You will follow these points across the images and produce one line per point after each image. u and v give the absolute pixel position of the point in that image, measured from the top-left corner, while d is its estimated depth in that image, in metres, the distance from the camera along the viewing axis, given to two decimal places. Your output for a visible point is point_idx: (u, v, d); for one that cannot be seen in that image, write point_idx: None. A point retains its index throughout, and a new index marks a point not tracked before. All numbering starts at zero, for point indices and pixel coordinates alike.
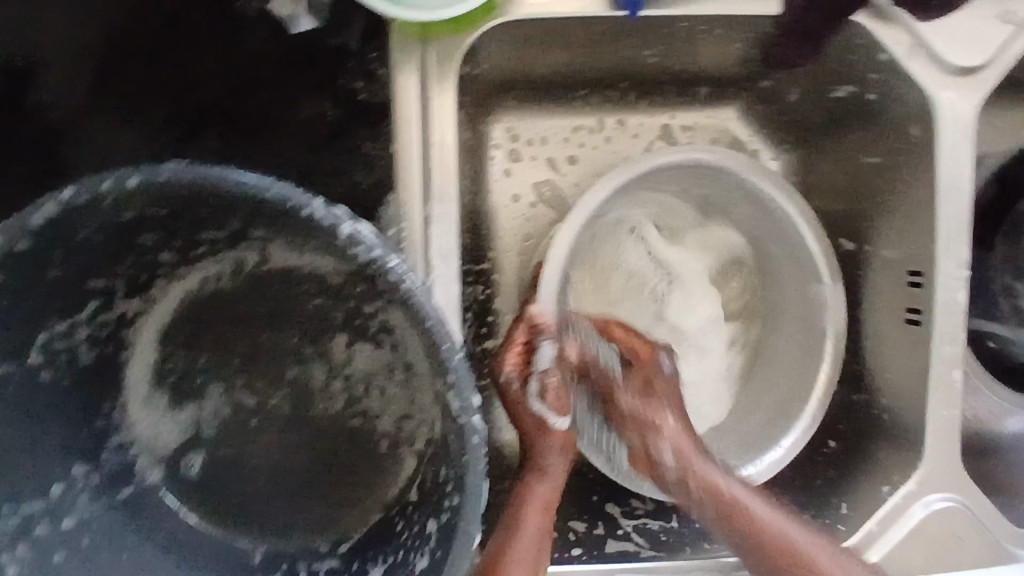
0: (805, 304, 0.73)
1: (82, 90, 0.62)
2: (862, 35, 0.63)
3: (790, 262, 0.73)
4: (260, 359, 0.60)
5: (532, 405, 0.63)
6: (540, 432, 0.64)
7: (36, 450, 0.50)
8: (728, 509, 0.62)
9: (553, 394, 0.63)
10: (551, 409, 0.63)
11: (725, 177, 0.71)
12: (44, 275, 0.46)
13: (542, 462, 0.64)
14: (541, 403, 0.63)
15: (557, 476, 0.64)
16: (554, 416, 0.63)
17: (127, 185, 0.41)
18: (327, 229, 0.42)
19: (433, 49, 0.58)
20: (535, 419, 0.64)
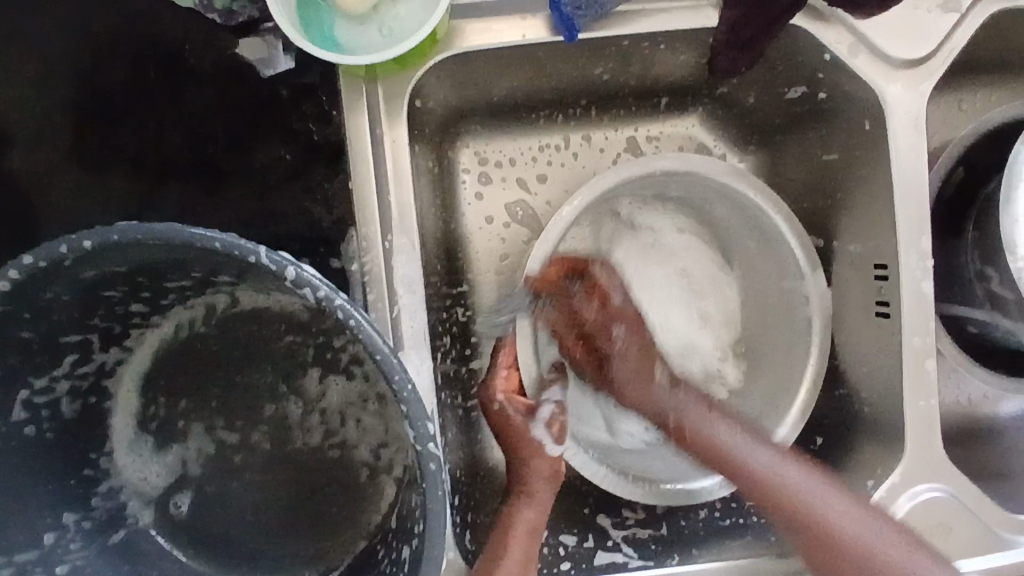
0: (784, 300, 0.73)
1: (56, 151, 0.65)
2: (804, 37, 0.64)
3: (770, 260, 0.73)
4: (237, 400, 0.61)
5: (531, 427, 0.66)
6: (534, 458, 0.65)
7: (24, 501, 0.52)
8: (725, 459, 0.63)
9: (554, 421, 0.67)
10: (550, 434, 0.67)
11: (699, 179, 0.71)
12: (16, 334, 0.48)
13: (530, 488, 0.64)
14: (541, 427, 0.66)
15: (542, 502, 0.63)
16: (551, 444, 0.66)
17: (83, 246, 0.43)
18: (275, 272, 0.43)
19: (380, 86, 0.60)
20: (532, 445, 0.65)
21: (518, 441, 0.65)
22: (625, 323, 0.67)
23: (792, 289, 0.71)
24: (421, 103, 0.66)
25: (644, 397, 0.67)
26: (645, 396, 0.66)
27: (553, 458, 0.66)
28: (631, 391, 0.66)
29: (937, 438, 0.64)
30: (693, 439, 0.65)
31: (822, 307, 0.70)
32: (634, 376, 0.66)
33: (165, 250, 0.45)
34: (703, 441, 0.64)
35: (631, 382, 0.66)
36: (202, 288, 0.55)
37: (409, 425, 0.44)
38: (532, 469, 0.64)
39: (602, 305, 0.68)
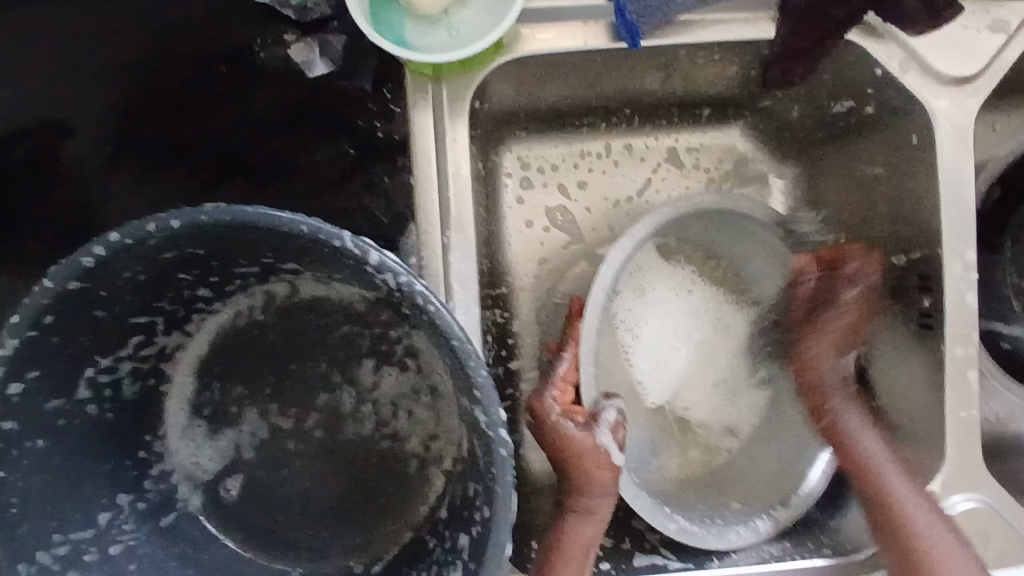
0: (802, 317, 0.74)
1: (116, 140, 0.66)
2: (854, 52, 0.66)
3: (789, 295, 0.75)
4: (291, 388, 0.61)
5: (596, 437, 0.63)
6: (598, 469, 0.63)
7: (83, 481, 0.53)
8: (852, 454, 0.69)
9: (616, 426, 0.65)
10: (615, 439, 0.64)
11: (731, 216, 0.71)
12: (90, 313, 0.49)
13: (590, 502, 0.63)
14: (605, 434, 0.64)
15: (603, 516, 0.64)
16: (616, 450, 0.64)
17: (170, 226, 0.44)
18: (357, 257, 0.44)
19: (444, 87, 0.61)
20: (595, 457, 0.63)
21: (579, 455, 0.63)
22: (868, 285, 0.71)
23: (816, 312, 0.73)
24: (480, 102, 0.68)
25: (825, 354, 0.73)
26: (823, 367, 0.73)
27: (617, 466, 0.64)
28: (810, 349, 0.73)
29: (978, 449, 0.65)
30: (829, 423, 0.71)
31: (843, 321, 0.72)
32: (825, 345, 0.73)
33: (245, 233, 0.46)
34: (841, 430, 0.70)
35: (822, 346, 0.73)
36: (266, 276, 0.56)
37: (481, 410, 0.45)
38: (595, 481, 0.63)
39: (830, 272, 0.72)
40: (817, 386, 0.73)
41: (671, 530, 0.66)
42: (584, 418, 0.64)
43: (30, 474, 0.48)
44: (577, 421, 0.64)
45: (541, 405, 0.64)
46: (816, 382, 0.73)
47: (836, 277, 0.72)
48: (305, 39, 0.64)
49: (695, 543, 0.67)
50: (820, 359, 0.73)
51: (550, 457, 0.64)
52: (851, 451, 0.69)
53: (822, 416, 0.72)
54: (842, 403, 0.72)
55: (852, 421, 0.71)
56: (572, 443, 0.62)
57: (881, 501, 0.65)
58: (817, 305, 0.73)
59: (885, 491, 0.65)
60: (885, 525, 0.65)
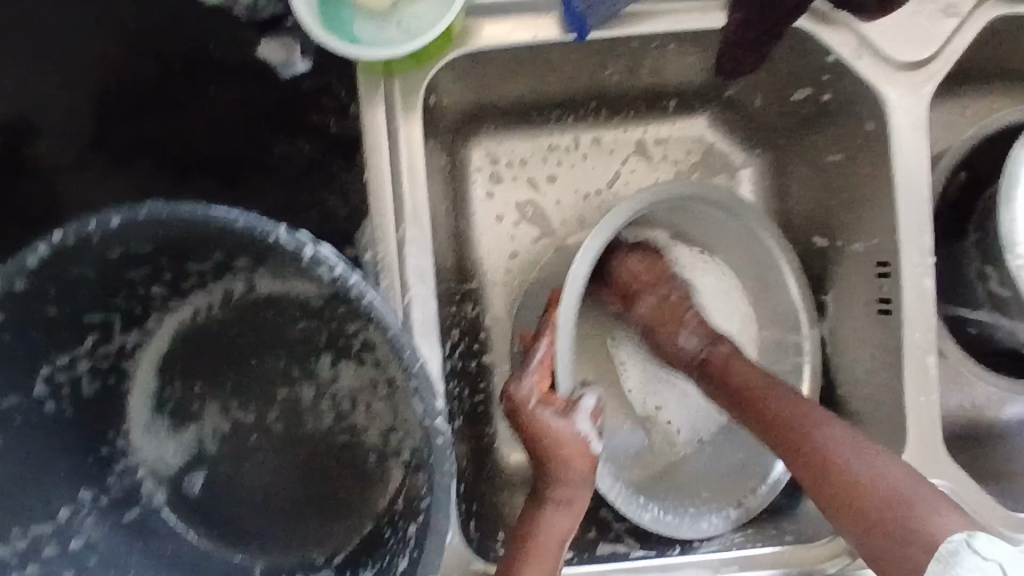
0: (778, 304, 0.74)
1: (81, 144, 0.67)
2: (809, 39, 0.65)
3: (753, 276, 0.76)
4: (253, 383, 0.62)
5: (575, 425, 0.66)
6: (579, 457, 0.65)
7: (42, 476, 0.54)
8: (752, 394, 0.65)
9: (594, 412, 0.67)
10: (594, 425, 0.67)
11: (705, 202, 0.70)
12: (41, 311, 0.50)
13: (570, 492, 0.64)
14: (584, 421, 0.66)
15: (579, 509, 0.64)
16: (595, 439, 0.66)
17: (110, 225, 0.45)
18: (293, 252, 0.45)
19: (396, 82, 0.62)
20: (575, 444, 0.65)
21: (561, 442, 0.65)
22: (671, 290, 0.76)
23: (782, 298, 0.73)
24: (436, 100, 0.68)
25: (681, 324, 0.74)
26: (671, 343, 0.74)
27: (595, 455, 0.66)
28: (664, 340, 0.74)
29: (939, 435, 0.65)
30: (721, 369, 0.69)
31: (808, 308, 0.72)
32: (653, 312, 0.75)
33: (186, 230, 0.47)
34: (739, 381, 0.66)
35: (652, 311, 0.75)
36: (220, 273, 0.57)
37: (418, 400, 0.46)
38: (575, 469, 0.64)
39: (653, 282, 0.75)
40: (665, 340, 0.74)
41: (648, 518, 0.67)
42: (561, 407, 0.66)
43: None
44: (552, 407, 0.66)
45: (518, 386, 0.66)
46: (688, 359, 0.73)
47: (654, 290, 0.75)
48: (285, 40, 0.65)
49: (669, 531, 0.68)
50: (672, 322, 0.74)
51: (528, 444, 0.66)
52: (767, 407, 0.63)
53: (701, 365, 0.71)
54: (718, 352, 0.71)
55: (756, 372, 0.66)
56: (553, 430, 0.65)
57: (800, 434, 0.60)
58: (631, 297, 0.76)
59: (819, 438, 0.59)
60: (813, 466, 0.58)
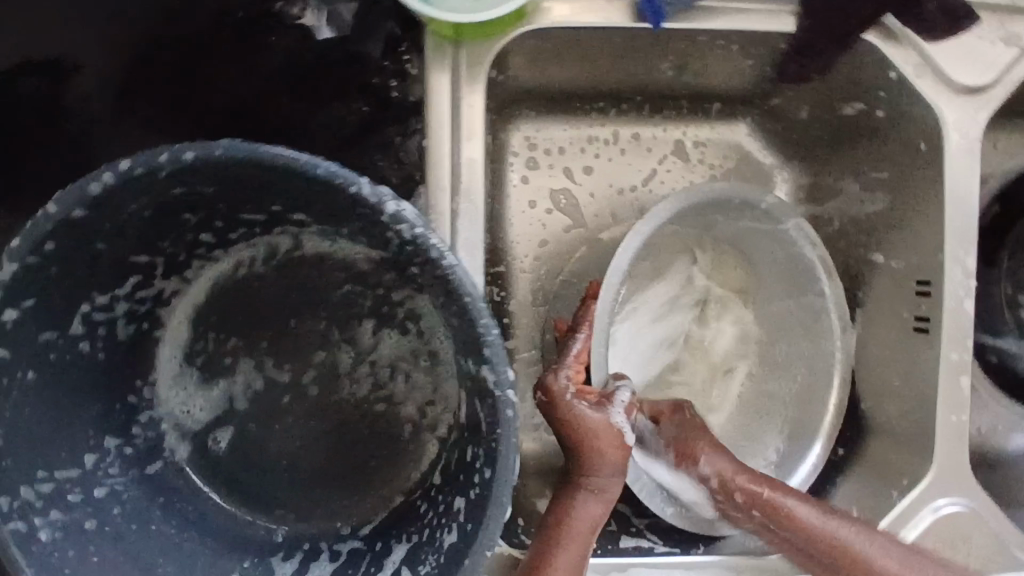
0: (803, 313, 0.74)
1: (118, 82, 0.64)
2: (871, 54, 0.66)
3: (789, 284, 0.75)
4: (291, 344, 0.60)
5: (610, 417, 0.61)
6: (613, 449, 0.60)
7: (71, 422, 0.52)
8: (817, 538, 0.59)
9: (630, 406, 0.63)
10: (629, 418, 0.63)
11: (738, 206, 0.70)
12: (92, 246, 0.48)
13: (599, 483, 0.60)
14: (620, 414, 0.62)
15: (611, 498, 0.61)
16: (630, 431, 0.62)
17: (182, 158, 0.43)
18: (373, 206, 0.44)
19: (464, 51, 0.60)
20: (609, 435, 0.61)
21: (594, 432, 0.60)
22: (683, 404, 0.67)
23: (813, 303, 0.73)
24: (505, 75, 0.70)
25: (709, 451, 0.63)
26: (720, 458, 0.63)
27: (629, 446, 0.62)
28: (705, 467, 0.63)
29: (962, 453, 0.66)
30: (749, 502, 0.61)
31: (841, 313, 0.72)
32: (680, 439, 0.64)
33: (259, 174, 0.45)
34: (778, 507, 0.60)
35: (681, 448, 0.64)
36: (270, 227, 0.56)
37: (489, 370, 0.45)
38: (607, 461, 0.60)
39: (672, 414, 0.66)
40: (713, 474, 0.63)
41: (667, 514, 0.67)
42: (595, 398, 0.62)
43: (19, 407, 0.47)
44: (585, 398, 0.61)
45: (552, 373, 0.63)
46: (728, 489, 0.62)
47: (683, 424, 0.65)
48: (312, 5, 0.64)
49: (689, 527, 0.68)
50: (692, 445, 0.64)
51: (558, 433, 0.62)
52: (859, 559, 0.58)
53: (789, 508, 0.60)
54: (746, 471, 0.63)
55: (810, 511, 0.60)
56: (587, 421, 0.60)
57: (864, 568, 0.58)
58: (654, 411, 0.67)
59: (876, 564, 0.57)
60: None
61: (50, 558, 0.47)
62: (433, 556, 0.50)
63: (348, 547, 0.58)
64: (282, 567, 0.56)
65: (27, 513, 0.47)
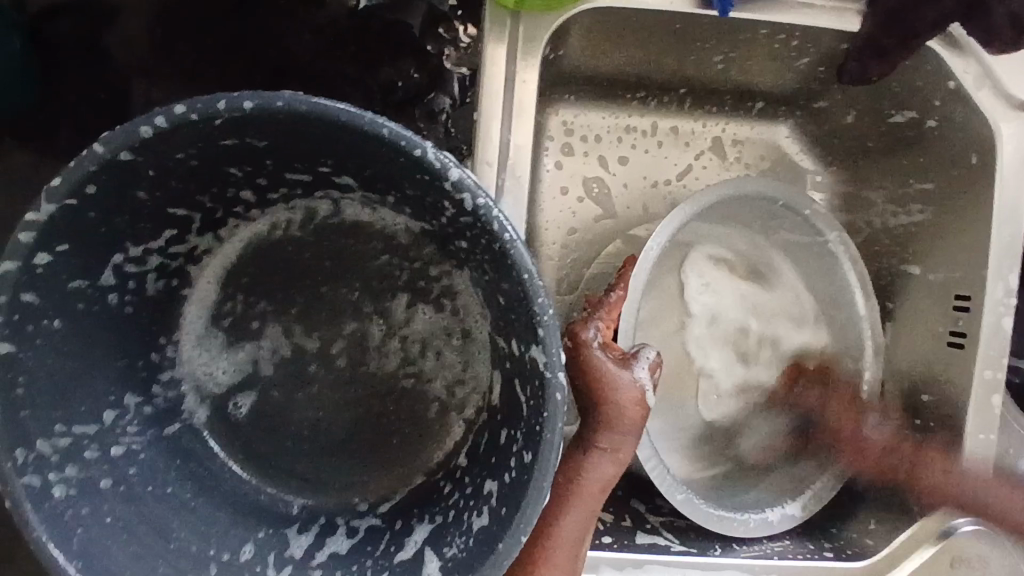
0: (833, 327, 0.73)
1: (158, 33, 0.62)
2: (932, 61, 0.65)
3: (829, 299, 0.73)
4: (320, 312, 0.59)
5: (633, 374, 0.55)
6: (632, 407, 0.54)
7: (93, 374, 0.50)
8: (939, 496, 0.66)
9: (653, 366, 0.58)
10: (650, 377, 0.57)
11: (778, 208, 0.70)
12: (132, 193, 0.46)
13: (611, 442, 0.54)
14: (642, 370, 0.56)
15: (626, 458, 0.54)
16: (651, 391, 0.56)
17: (242, 107, 0.41)
18: (435, 171, 0.42)
19: (523, 24, 0.59)
20: (630, 393, 0.54)
21: (610, 387, 0.54)
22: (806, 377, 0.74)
23: (840, 317, 0.72)
24: (558, 54, 0.69)
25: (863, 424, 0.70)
26: (865, 447, 0.70)
27: (648, 406, 0.55)
28: (862, 436, 0.71)
29: (989, 473, 0.65)
30: (913, 471, 0.67)
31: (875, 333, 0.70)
32: (834, 412, 0.71)
33: (315, 130, 0.43)
34: (908, 467, 0.68)
35: (836, 414, 0.71)
36: (312, 189, 0.54)
37: (541, 350, 0.43)
38: (625, 417, 0.54)
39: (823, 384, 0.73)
40: (863, 445, 0.70)
41: (676, 497, 0.65)
42: (619, 355, 0.56)
43: (40, 356, 0.45)
44: (607, 351, 0.56)
45: (578, 327, 0.57)
46: (878, 454, 0.70)
47: (832, 391, 0.72)
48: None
49: (696, 517, 0.66)
50: (855, 419, 0.70)
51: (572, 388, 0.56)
52: (957, 498, 0.65)
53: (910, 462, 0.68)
54: (912, 456, 0.68)
55: (939, 468, 0.66)
56: (606, 375, 0.54)
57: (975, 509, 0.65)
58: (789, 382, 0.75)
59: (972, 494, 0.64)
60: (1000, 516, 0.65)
61: (61, 516, 0.45)
62: (460, 538, 0.48)
63: (366, 524, 0.56)
64: (297, 539, 0.54)
65: (43, 467, 0.45)
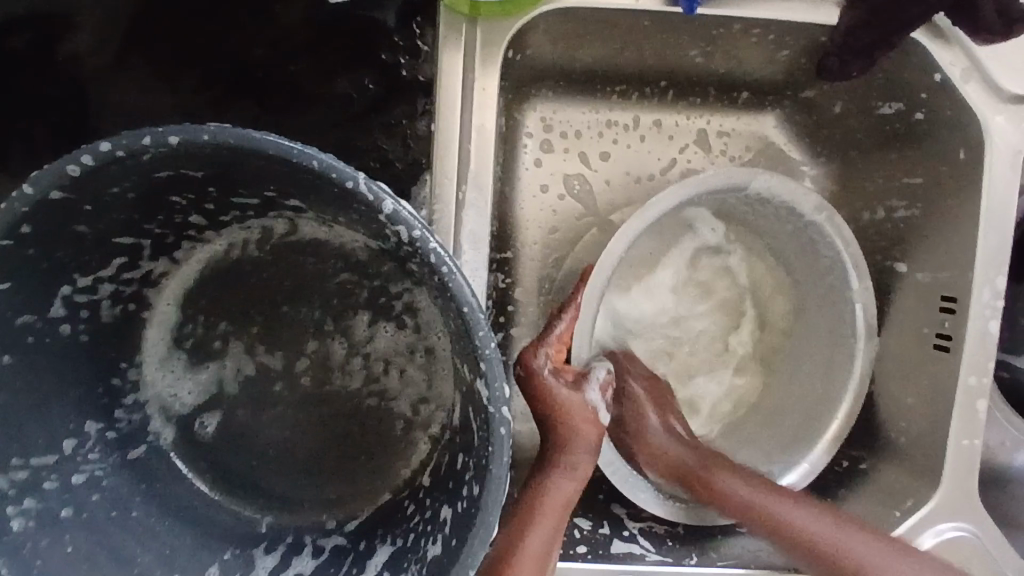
0: (826, 321, 0.69)
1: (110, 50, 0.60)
2: (916, 53, 0.62)
3: (826, 291, 0.69)
4: (281, 330, 0.58)
5: (584, 395, 0.60)
6: (586, 424, 0.59)
7: (48, 405, 0.50)
8: (782, 532, 0.59)
9: (603, 386, 0.63)
10: (603, 398, 0.62)
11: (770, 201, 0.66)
12: (72, 228, 0.45)
13: (572, 459, 0.58)
14: (594, 392, 0.61)
15: (585, 473, 0.58)
16: (604, 410, 0.62)
17: (168, 142, 0.40)
18: (370, 203, 0.41)
19: (480, 29, 0.57)
20: (582, 412, 0.60)
21: (565, 408, 0.59)
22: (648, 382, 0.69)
23: (838, 316, 0.68)
24: (525, 54, 0.67)
25: (664, 436, 0.65)
26: (666, 446, 0.65)
27: (602, 423, 0.61)
28: (657, 439, 0.66)
29: (971, 480, 0.63)
30: (715, 491, 0.62)
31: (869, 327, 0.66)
32: (636, 423, 0.67)
33: (248, 159, 0.42)
34: (739, 501, 0.61)
35: (629, 418, 0.67)
36: (264, 210, 0.53)
37: (484, 384, 0.43)
38: (579, 435, 0.59)
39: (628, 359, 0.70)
40: (657, 445, 0.65)
41: (640, 498, 0.66)
42: (572, 378, 0.61)
43: None
44: (560, 376, 0.60)
45: (530, 356, 0.61)
46: (669, 465, 0.65)
47: (624, 404, 0.67)
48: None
49: (665, 513, 0.67)
50: (654, 432, 0.66)
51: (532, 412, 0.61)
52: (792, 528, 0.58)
53: (706, 487, 0.63)
54: (716, 461, 0.64)
55: (740, 486, 0.61)
56: (560, 399, 0.59)
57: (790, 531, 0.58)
58: (623, 388, 0.68)
59: (802, 530, 0.58)
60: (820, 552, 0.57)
61: (20, 548, 0.45)
62: (416, 566, 0.47)
63: (332, 543, 0.55)
64: (263, 560, 0.54)
65: None
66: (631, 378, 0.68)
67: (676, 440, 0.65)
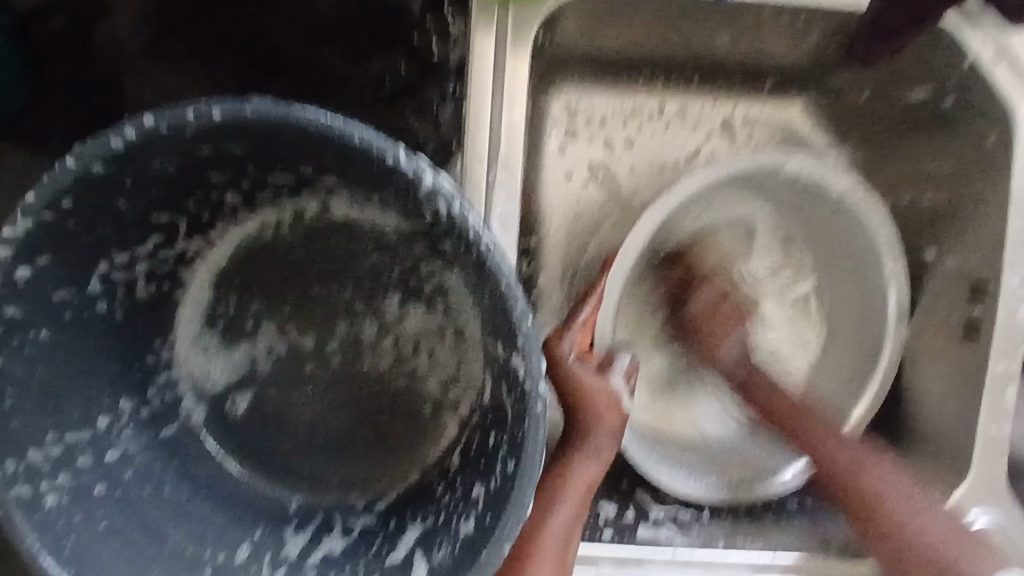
0: (855, 305, 0.70)
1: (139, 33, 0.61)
2: (948, 36, 0.61)
3: (853, 270, 0.69)
4: (311, 311, 0.59)
5: (607, 380, 0.60)
6: (608, 410, 0.59)
7: (83, 384, 0.50)
8: (843, 477, 0.63)
9: (626, 372, 0.63)
10: (626, 385, 0.62)
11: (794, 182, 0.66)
12: (111, 204, 0.45)
13: (594, 443, 0.58)
14: (617, 377, 0.61)
15: (608, 457, 0.58)
16: (627, 398, 0.61)
17: (210, 116, 0.40)
18: (410, 178, 0.42)
19: (511, 11, 0.57)
20: (605, 398, 0.59)
21: (588, 394, 0.59)
22: (711, 285, 0.72)
23: (869, 302, 0.68)
24: (552, 40, 0.66)
25: (729, 339, 0.69)
26: (723, 351, 0.69)
27: (625, 411, 0.60)
28: (721, 344, 0.69)
29: (998, 467, 0.63)
30: (768, 398, 0.68)
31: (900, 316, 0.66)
32: (709, 320, 0.70)
33: (287, 136, 0.42)
34: (825, 457, 0.64)
35: (703, 316, 0.70)
36: (297, 190, 0.53)
37: (520, 358, 0.43)
38: (603, 421, 0.58)
39: (704, 283, 0.72)
40: (722, 343, 0.69)
41: (661, 477, 0.65)
42: (596, 364, 0.61)
43: (28, 366, 0.45)
44: (583, 361, 0.60)
45: (553, 345, 0.61)
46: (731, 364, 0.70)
47: (696, 290, 0.71)
48: None
49: (683, 493, 0.66)
50: (722, 342, 0.69)
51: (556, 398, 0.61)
52: (871, 493, 0.61)
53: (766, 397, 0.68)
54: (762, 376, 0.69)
55: (844, 446, 0.64)
56: (581, 382, 0.59)
57: (854, 493, 0.62)
58: (692, 282, 0.72)
59: (866, 490, 0.61)
60: (873, 517, 0.61)
61: (54, 523, 0.45)
62: (447, 543, 0.48)
63: (361, 523, 0.56)
64: (293, 539, 0.55)
65: (34, 477, 0.45)
66: (705, 283, 0.72)
67: (739, 345, 0.69)
